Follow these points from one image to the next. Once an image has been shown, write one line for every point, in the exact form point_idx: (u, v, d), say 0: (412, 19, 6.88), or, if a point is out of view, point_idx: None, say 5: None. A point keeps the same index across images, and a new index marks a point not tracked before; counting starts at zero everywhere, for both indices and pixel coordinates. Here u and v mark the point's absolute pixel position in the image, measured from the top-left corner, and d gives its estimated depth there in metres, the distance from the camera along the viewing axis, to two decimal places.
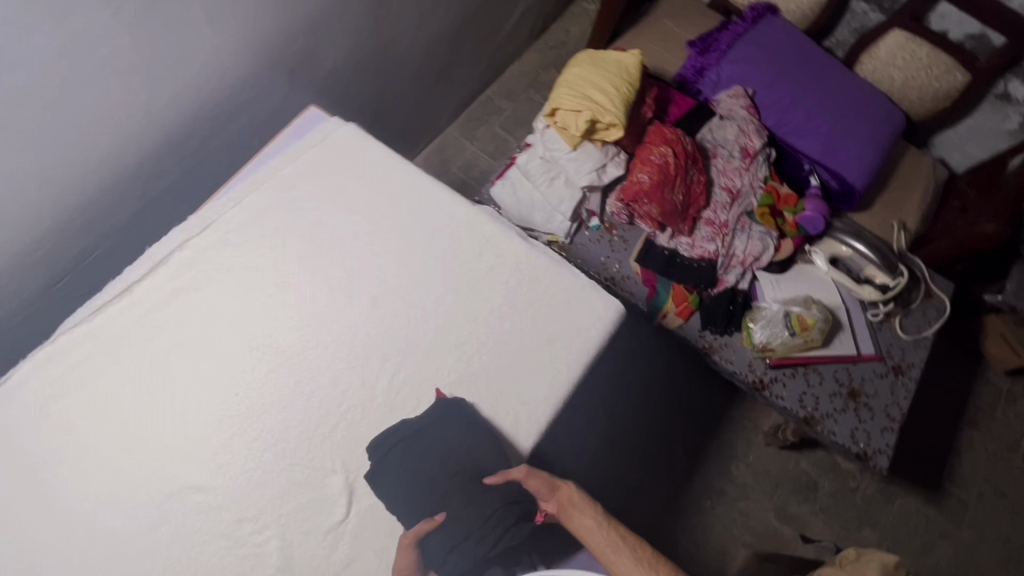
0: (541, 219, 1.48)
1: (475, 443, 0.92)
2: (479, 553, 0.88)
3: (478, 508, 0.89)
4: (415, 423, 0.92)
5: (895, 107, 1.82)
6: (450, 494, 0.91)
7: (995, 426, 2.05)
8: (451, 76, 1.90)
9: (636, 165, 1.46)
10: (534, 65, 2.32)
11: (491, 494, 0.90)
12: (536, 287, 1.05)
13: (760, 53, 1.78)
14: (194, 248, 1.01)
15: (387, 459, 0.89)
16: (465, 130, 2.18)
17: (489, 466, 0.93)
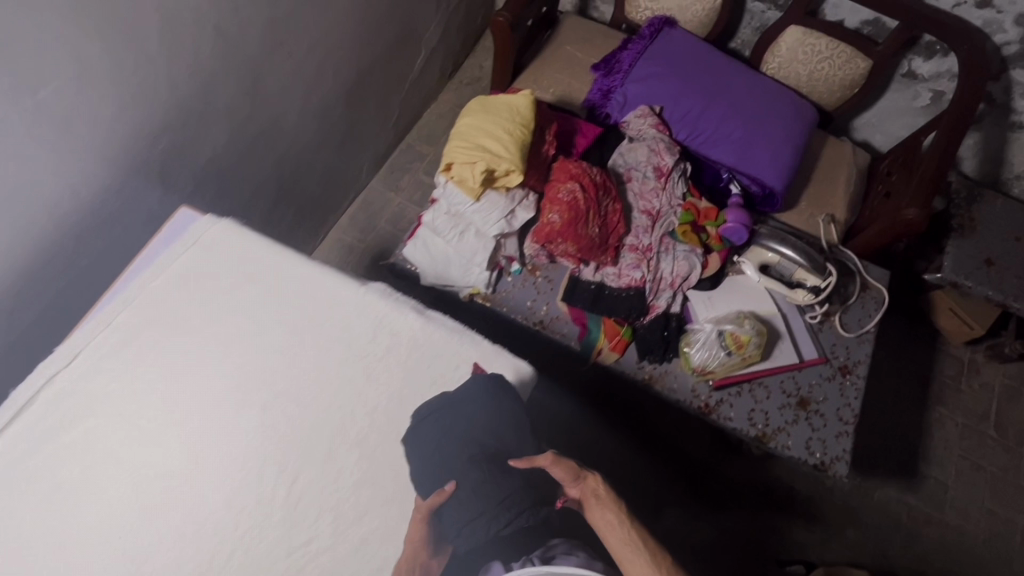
0: (458, 274, 1.43)
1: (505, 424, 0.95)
2: (488, 532, 0.89)
3: (492, 490, 0.91)
4: (447, 399, 0.95)
5: (805, 102, 1.82)
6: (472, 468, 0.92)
7: (962, 399, 2.02)
8: (360, 134, 1.86)
9: (546, 204, 1.42)
10: (451, 106, 2.29)
11: (510, 480, 0.92)
12: (436, 364, 1.00)
13: (663, 68, 1.77)
14: (66, 381, 0.95)
15: (413, 443, 0.92)
16: (389, 182, 2.13)
17: (514, 447, 0.96)
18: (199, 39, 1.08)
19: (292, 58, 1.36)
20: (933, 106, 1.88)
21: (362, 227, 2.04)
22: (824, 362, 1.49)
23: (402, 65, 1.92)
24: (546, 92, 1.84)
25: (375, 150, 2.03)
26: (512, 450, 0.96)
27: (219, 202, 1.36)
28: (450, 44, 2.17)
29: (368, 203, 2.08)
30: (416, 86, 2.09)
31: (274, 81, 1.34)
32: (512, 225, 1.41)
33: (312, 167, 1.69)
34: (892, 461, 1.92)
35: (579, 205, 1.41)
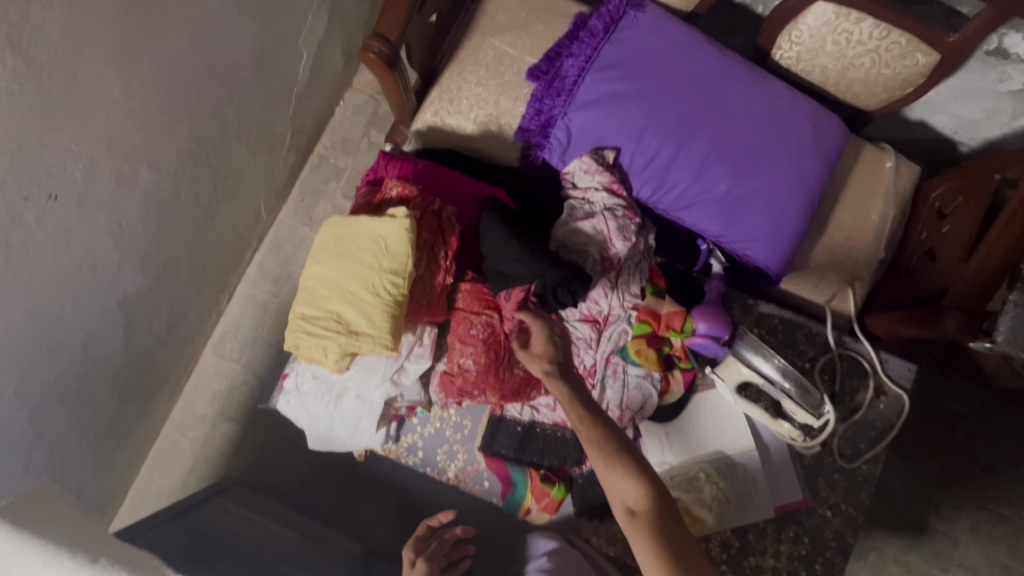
0: (345, 435, 1.14)
1: (502, 250, 1.08)
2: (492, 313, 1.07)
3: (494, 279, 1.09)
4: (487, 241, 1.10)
5: (831, 114, 1.27)
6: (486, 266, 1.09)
7: (998, 442, 1.67)
8: (233, 187, 1.45)
9: (457, 343, 1.07)
10: (369, 95, 1.78)
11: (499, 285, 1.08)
12: None
13: (622, 87, 1.23)
14: None
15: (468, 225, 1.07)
16: (300, 213, 1.74)
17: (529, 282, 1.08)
18: None
19: (64, 196, 0.98)
20: None
21: (274, 280, 1.71)
22: (807, 504, 1.20)
23: (277, 84, 1.43)
24: (467, 119, 1.33)
25: (270, 186, 1.62)
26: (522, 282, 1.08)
27: (30, 381, 1.09)
28: (349, 18, 1.60)
29: (278, 246, 1.73)
30: (310, 91, 1.59)
31: (48, 234, 0.98)
32: (400, 384, 1.09)
33: (175, 260, 1.35)
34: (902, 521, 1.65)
35: (497, 349, 1.08)
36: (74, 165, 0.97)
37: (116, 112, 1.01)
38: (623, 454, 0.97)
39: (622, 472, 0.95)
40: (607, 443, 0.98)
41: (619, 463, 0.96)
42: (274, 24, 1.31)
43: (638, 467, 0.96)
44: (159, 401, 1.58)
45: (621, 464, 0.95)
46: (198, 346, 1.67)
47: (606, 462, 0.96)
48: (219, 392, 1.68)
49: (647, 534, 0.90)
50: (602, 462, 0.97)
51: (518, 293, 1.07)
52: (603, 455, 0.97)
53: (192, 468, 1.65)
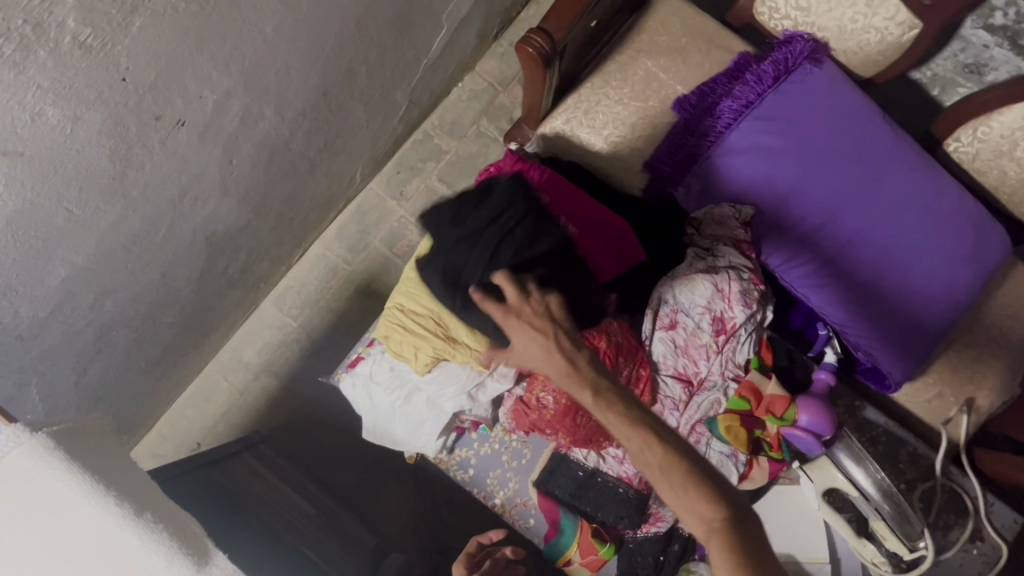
0: (402, 434, 1.08)
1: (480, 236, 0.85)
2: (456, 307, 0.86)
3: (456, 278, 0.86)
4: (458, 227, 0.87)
5: (998, 225, 1.15)
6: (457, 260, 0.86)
7: None
8: (340, 145, 1.39)
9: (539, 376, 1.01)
10: (489, 82, 1.71)
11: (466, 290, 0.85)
12: None
13: (780, 142, 1.14)
14: None
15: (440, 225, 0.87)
16: (391, 185, 1.68)
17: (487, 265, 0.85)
18: None
19: (192, 124, 0.94)
20: None
21: (350, 247, 1.66)
22: None
23: (411, 53, 1.37)
24: (598, 136, 1.26)
25: (373, 153, 1.57)
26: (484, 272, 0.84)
27: (107, 300, 1.05)
28: (493, 2, 1.54)
29: (362, 213, 1.68)
30: (436, 67, 1.53)
31: (167, 159, 0.94)
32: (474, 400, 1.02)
33: (267, 207, 1.31)
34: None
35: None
36: (209, 95, 0.92)
37: (264, 48, 0.96)
38: (677, 457, 0.72)
39: (683, 485, 0.71)
40: (658, 445, 0.73)
41: (680, 473, 0.71)
42: None
43: (700, 472, 0.71)
44: (210, 340, 1.55)
45: (685, 473, 0.71)
46: (260, 295, 1.63)
47: (658, 472, 0.72)
48: (268, 345, 1.64)
49: (732, 561, 0.67)
50: (652, 471, 0.72)
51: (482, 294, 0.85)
52: (657, 461, 0.72)
53: (225, 413, 1.61)
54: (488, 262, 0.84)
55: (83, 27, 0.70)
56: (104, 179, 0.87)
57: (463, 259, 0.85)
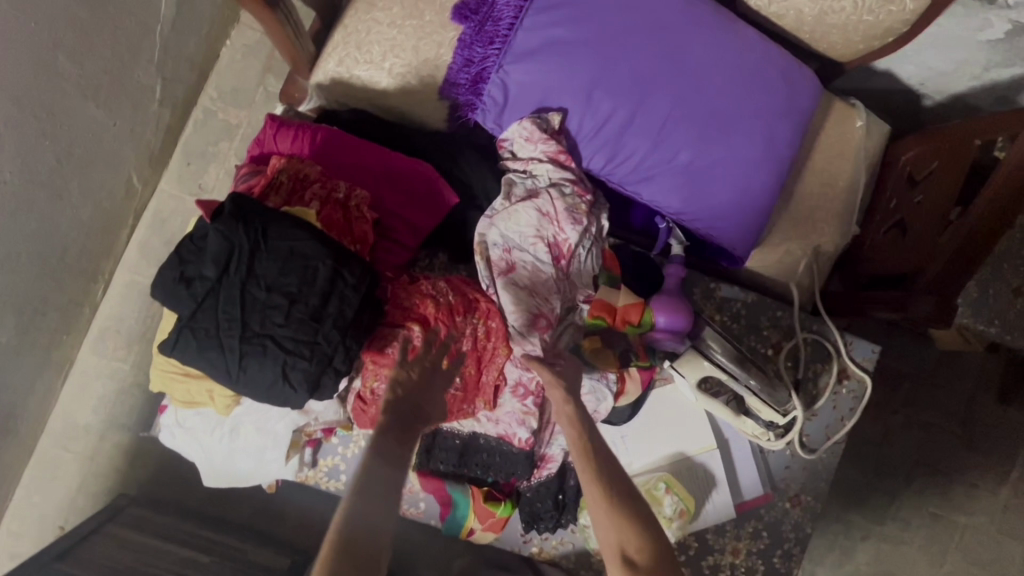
0: (249, 469, 0.95)
1: (224, 285, 0.71)
2: (229, 369, 0.72)
3: (213, 334, 0.71)
4: (187, 282, 0.71)
5: (805, 69, 1.10)
6: (208, 320, 0.71)
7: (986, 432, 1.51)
8: (85, 153, 1.15)
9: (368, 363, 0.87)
10: (261, 33, 1.46)
11: (229, 344, 0.71)
12: None
13: (570, 33, 1.02)
14: None
15: (166, 294, 0.70)
16: (186, 181, 1.44)
17: (248, 304, 0.72)
18: None
19: None
20: (1005, 44, 1.15)
21: (159, 265, 1.43)
22: (768, 498, 1.11)
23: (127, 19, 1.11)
24: (381, 71, 1.07)
25: (142, 149, 1.32)
26: (249, 319, 0.71)
27: None
28: None
29: (161, 223, 1.43)
30: (180, 28, 1.27)
31: None
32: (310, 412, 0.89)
33: (11, 250, 1.06)
34: (867, 506, 1.52)
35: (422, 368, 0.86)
36: None
37: None
38: (622, 493, 0.81)
39: (624, 515, 0.79)
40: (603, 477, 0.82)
41: (620, 505, 0.80)
42: None
43: (638, 510, 0.80)
44: (25, 416, 1.31)
45: (623, 505, 0.80)
46: (71, 347, 1.39)
47: (603, 499, 0.80)
48: (104, 398, 1.43)
49: None
50: (598, 498, 0.80)
51: (256, 345, 0.72)
52: (604, 489, 0.81)
53: (79, 487, 1.41)
54: (247, 309, 0.71)
55: None
56: None
57: (216, 317, 0.71)
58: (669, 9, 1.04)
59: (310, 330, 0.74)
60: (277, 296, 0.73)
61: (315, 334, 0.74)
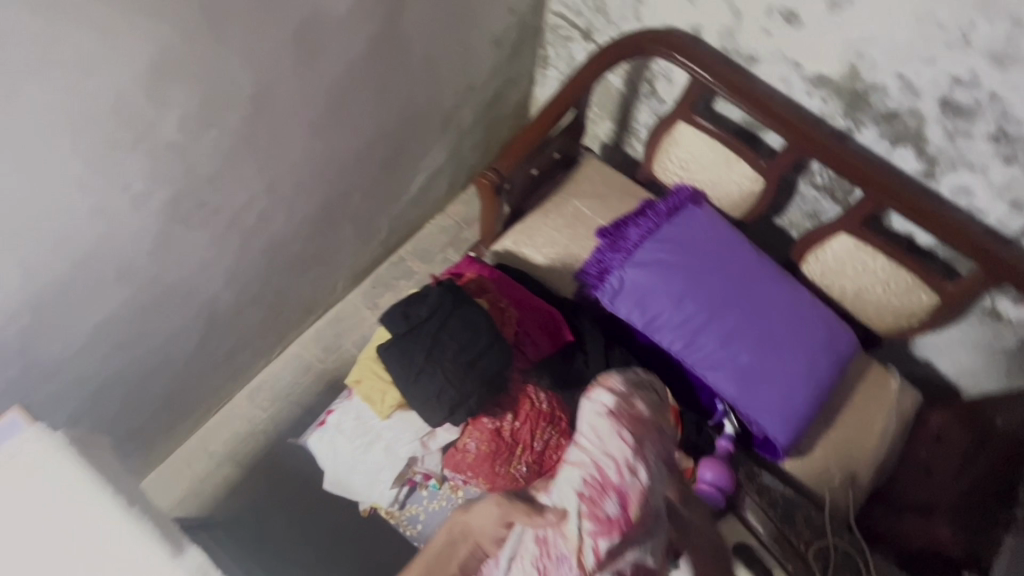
0: (361, 485, 1.21)
1: (428, 325, 1.11)
2: (409, 378, 1.08)
3: (409, 353, 1.09)
4: (405, 316, 1.11)
5: (846, 327, 1.47)
6: (411, 343, 1.09)
7: None
8: (329, 254, 1.69)
9: (469, 424, 1.18)
10: (456, 220, 2.10)
11: (416, 361, 1.08)
12: None
13: (674, 259, 1.49)
14: None
15: (392, 320, 1.12)
16: (368, 297, 1.96)
17: (437, 342, 1.10)
18: (79, 227, 0.98)
19: (223, 215, 1.24)
20: (1017, 353, 1.46)
21: (324, 348, 1.87)
22: None
23: (394, 187, 1.75)
24: (538, 253, 1.60)
25: (354, 266, 1.87)
26: (434, 351, 1.09)
27: (117, 352, 1.23)
28: (463, 159, 1.99)
29: (338, 320, 1.92)
30: (413, 203, 1.91)
31: (195, 232, 1.20)
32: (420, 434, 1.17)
33: (263, 294, 1.55)
34: None
35: (504, 444, 1.18)
36: (242, 194, 1.25)
37: (287, 168, 1.31)
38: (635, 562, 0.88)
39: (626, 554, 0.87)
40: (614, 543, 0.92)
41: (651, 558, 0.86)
42: (411, 145, 1.67)
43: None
44: (184, 424, 1.66)
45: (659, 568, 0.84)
46: (236, 387, 1.78)
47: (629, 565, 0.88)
48: (236, 435, 1.75)
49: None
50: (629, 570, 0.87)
51: (431, 369, 1.08)
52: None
53: (181, 502, 1.66)
54: (434, 344, 1.09)
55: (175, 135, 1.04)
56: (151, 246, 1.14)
57: (415, 343, 1.09)
58: (748, 262, 1.50)
59: (465, 373, 1.09)
60: (456, 343, 1.10)
61: (465, 376, 1.09)
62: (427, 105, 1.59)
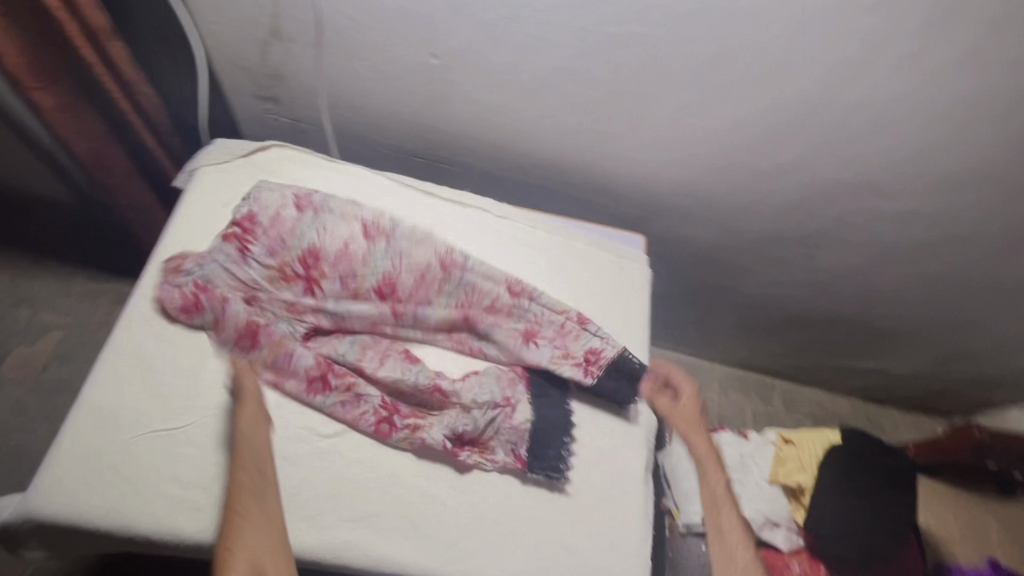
0: (685, 492, 1.29)
1: (888, 469, 1.16)
2: (837, 485, 1.17)
3: (855, 470, 1.16)
4: (873, 447, 1.19)
5: None
6: (863, 465, 1.17)
7: None
8: (762, 340, 1.84)
9: (805, 551, 1.22)
10: (833, 411, 2.10)
11: (856, 479, 1.15)
12: (589, 514, 1.00)
13: None
14: (471, 216, 1.20)
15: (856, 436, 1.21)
16: (724, 381, 2.08)
17: (885, 486, 1.14)
18: (775, 192, 1.23)
19: (796, 261, 1.44)
20: None
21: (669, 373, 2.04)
22: None
23: (850, 351, 1.82)
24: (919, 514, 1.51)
25: (749, 358, 1.99)
26: (876, 488, 1.14)
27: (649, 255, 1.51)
28: (899, 387, 1.98)
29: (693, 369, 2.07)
30: (835, 371, 1.97)
31: (779, 250, 1.41)
32: (789, 522, 1.23)
33: (713, 316, 1.74)
34: None
35: None
36: (824, 262, 1.43)
37: (859, 278, 1.46)
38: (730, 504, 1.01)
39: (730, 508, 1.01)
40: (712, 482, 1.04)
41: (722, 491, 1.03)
42: (907, 346, 1.71)
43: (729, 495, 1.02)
44: None
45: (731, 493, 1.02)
46: None
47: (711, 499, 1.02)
48: None
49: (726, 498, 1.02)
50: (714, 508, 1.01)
51: (861, 495, 1.14)
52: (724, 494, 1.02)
53: None
54: (882, 487, 1.14)
55: (876, 206, 1.23)
56: (760, 235, 1.37)
57: (867, 471, 1.16)
58: None
59: (882, 530, 1.11)
60: (896, 503, 1.13)
61: (879, 532, 1.11)
62: (961, 339, 1.63)
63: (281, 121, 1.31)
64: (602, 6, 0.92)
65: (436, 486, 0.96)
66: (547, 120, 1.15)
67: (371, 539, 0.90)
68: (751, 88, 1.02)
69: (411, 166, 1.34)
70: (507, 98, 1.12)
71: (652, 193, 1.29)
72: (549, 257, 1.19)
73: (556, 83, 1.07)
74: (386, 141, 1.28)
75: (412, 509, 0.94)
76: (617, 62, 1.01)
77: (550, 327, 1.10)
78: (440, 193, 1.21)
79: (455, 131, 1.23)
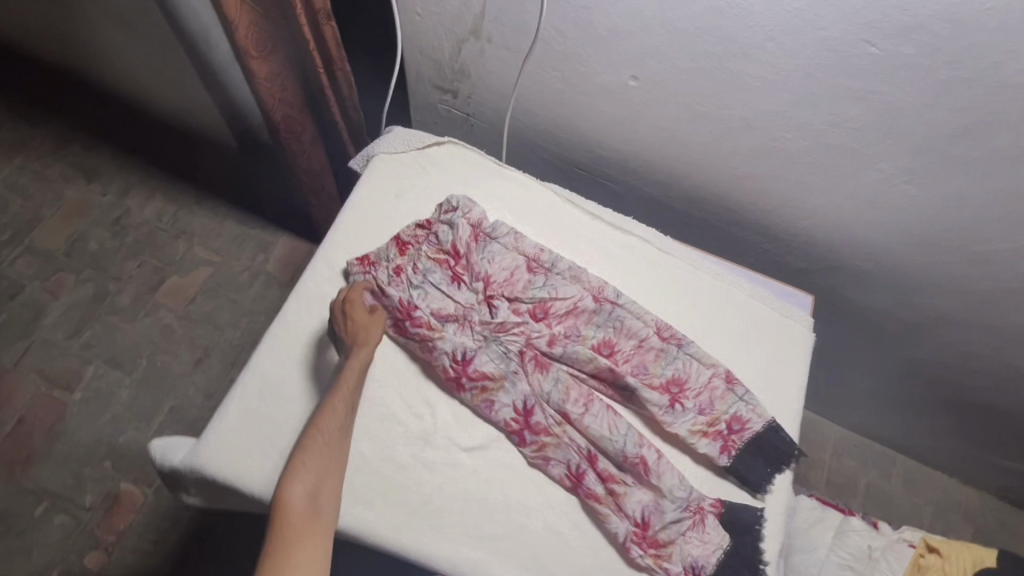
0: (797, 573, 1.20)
1: None
2: None
3: None
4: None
5: None
6: None
7: None
8: (899, 417, 1.69)
9: None
10: (961, 503, 1.89)
11: None
12: None
13: None
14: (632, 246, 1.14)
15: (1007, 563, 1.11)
16: (839, 444, 1.95)
17: None
18: (976, 279, 1.09)
19: (969, 351, 1.28)
20: None
21: None
22: None
23: (1002, 451, 1.62)
24: None
25: (876, 428, 1.83)
26: None
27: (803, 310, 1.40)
28: None
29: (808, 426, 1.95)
30: (975, 465, 1.76)
31: (959, 336, 1.26)
32: None
33: (850, 381, 1.61)
34: None
35: None
36: (1006, 361, 1.26)
37: None
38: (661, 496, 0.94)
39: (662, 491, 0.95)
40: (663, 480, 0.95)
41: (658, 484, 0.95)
42: None
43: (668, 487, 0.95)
44: None
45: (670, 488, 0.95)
46: None
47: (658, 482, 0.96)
48: None
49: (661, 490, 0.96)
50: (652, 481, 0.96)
51: None
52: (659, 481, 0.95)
53: None
54: None
55: None
56: (939, 317, 1.23)
57: None
58: None
59: None
60: None
61: None
62: None
63: (453, 113, 1.31)
64: (832, 60, 0.83)
65: (557, 522, 0.94)
66: (735, 159, 1.07)
67: (491, 561, 0.90)
68: (999, 167, 0.88)
69: (573, 178, 1.31)
70: (694, 132, 1.06)
71: (827, 251, 1.19)
72: (708, 303, 1.12)
73: (753, 127, 0.99)
74: (554, 150, 1.25)
75: (534, 539, 0.92)
76: (830, 117, 0.92)
77: (698, 380, 1.03)
78: (602, 214, 1.16)
79: (628, 153, 1.18)
